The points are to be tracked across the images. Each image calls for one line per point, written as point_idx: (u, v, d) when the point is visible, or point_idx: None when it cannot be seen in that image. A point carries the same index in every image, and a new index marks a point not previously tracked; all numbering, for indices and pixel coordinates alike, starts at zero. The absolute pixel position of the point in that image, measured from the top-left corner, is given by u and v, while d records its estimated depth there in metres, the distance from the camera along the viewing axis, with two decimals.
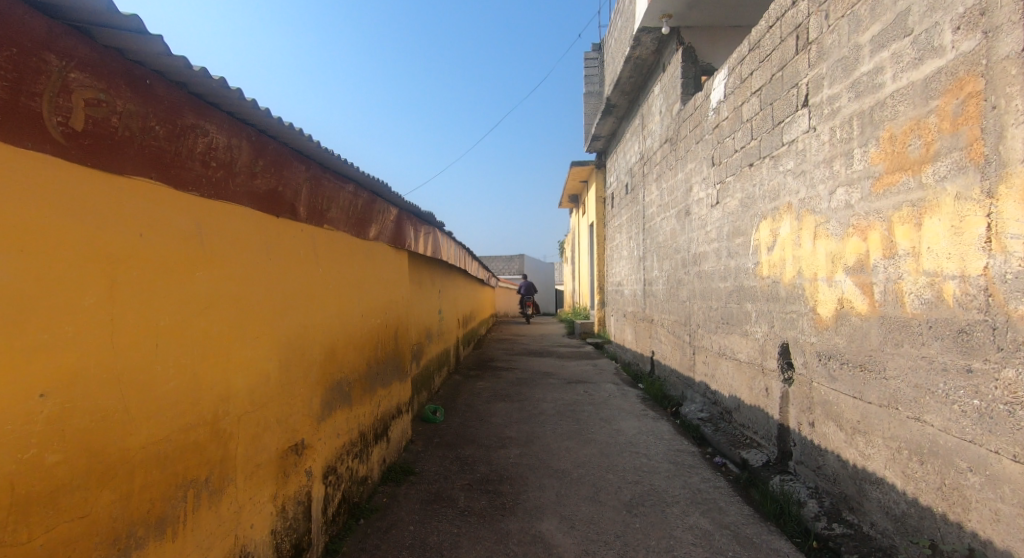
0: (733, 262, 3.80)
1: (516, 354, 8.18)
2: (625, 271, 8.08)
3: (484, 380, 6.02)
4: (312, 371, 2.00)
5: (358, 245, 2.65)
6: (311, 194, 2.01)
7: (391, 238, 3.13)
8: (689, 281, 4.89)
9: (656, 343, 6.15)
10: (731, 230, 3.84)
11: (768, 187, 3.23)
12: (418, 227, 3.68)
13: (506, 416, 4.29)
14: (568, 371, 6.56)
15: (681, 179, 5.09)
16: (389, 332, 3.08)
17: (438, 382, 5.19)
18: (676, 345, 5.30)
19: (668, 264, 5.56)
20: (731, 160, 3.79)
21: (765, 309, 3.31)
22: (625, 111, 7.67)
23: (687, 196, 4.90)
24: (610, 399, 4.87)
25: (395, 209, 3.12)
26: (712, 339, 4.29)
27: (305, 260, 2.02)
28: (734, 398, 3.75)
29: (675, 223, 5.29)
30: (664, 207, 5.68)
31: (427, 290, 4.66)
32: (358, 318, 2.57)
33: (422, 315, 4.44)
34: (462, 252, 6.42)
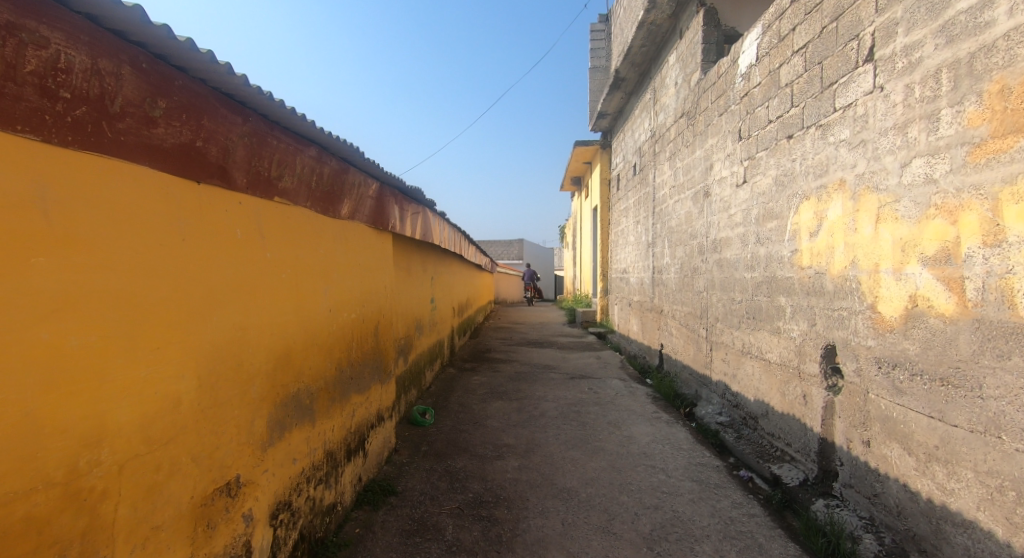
0: (763, 249, 3.34)
1: (515, 345, 7.74)
2: (631, 258, 7.62)
3: (480, 374, 5.60)
4: (255, 385, 1.56)
5: (326, 224, 2.19)
6: (253, 155, 1.55)
7: (369, 217, 2.66)
8: (706, 270, 4.44)
9: (666, 336, 5.71)
10: (761, 213, 3.38)
11: (813, 163, 2.77)
12: (404, 206, 3.21)
13: (503, 419, 3.86)
14: (571, 364, 6.13)
15: (699, 157, 4.60)
16: (367, 328, 2.63)
17: (429, 377, 4.76)
18: (690, 339, 4.86)
19: (682, 251, 5.11)
20: (764, 132, 3.32)
21: (803, 304, 2.87)
22: (635, 86, 7.16)
23: (706, 175, 4.43)
24: (618, 399, 4.45)
25: (375, 183, 2.64)
26: (733, 336, 3.86)
27: (246, 241, 1.56)
28: (761, 403, 3.32)
29: (692, 205, 4.82)
30: (679, 188, 5.20)
31: (416, 277, 4.20)
32: (327, 312, 2.13)
33: (410, 306, 3.99)
34: (457, 236, 5.96)
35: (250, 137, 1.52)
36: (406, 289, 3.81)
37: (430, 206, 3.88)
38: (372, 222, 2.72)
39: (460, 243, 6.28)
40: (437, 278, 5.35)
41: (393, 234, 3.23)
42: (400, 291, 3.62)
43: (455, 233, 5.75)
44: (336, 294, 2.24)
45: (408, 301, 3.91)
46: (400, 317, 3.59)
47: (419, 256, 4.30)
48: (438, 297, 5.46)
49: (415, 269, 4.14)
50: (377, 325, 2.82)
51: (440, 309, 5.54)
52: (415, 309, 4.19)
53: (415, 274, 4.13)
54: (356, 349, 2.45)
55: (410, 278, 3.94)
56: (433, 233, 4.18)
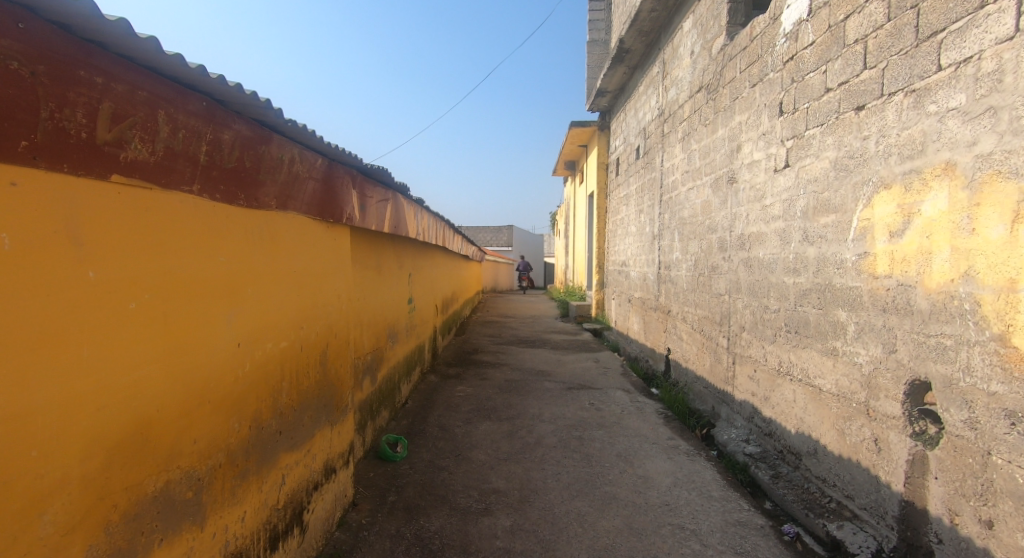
0: (815, 249, 2.71)
1: (505, 344, 7.10)
2: (633, 251, 6.99)
3: (466, 382, 4.96)
4: (41, 509, 0.89)
5: (241, 218, 1.52)
6: (41, 95, 0.88)
7: (311, 205, 1.97)
8: (730, 271, 3.82)
9: (675, 342, 5.11)
10: (812, 206, 2.75)
11: (897, 141, 2.13)
12: (367, 191, 2.53)
13: (492, 449, 3.24)
14: (567, 370, 5.52)
15: (722, 137, 3.96)
16: (313, 355, 1.97)
17: (405, 391, 4.11)
18: (706, 348, 4.26)
19: (697, 245, 4.49)
20: (818, 104, 2.68)
21: (874, 324, 2.26)
22: (640, 59, 6.49)
23: (732, 158, 3.79)
24: (625, 418, 3.85)
25: (317, 158, 1.95)
26: (766, 351, 3.26)
27: (33, 255, 0.89)
28: (807, 438, 2.72)
29: (711, 194, 4.19)
30: (695, 174, 4.56)
31: (387, 275, 3.55)
32: (237, 347, 1.46)
33: (379, 310, 3.33)
34: (438, 225, 5.30)
35: (32, 63, 0.85)
36: (373, 294, 3.14)
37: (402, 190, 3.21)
38: (320, 213, 2.05)
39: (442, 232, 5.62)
40: (416, 273, 4.69)
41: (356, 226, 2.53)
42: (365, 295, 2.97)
43: (435, 222, 5.09)
44: (257, 318, 1.58)
45: (376, 304, 3.25)
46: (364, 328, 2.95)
47: (391, 250, 3.63)
48: (418, 295, 4.81)
49: (386, 266, 3.48)
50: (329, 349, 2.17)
51: (420, 308, 4.90)
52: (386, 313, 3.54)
53: (384, 271, 3.47)
54: (292, 389, 1.80)
55: (378, 277, 3.28)
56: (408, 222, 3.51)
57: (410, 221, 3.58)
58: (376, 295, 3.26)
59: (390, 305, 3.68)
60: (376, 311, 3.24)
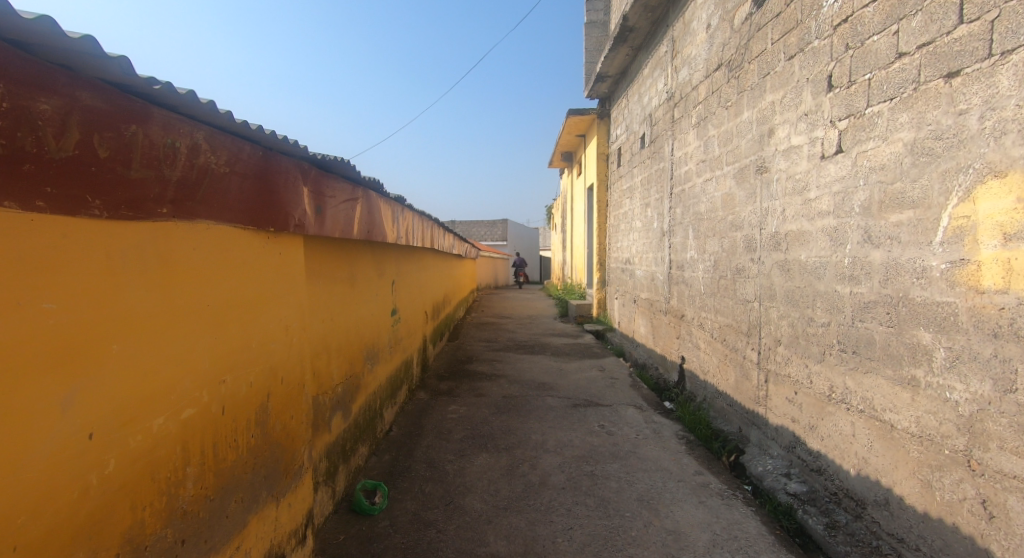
0: (882, 254, 2.22)
1: (502, 351, 6.60)
2: (638, 248, 6.49)
3: (460, 400, 4.46)
4: None
5: (99, 236, 1.01)
6: None
7: (236, 208, 1.44)
8: (760, 275, 3.33)
9: (691, 352, 4.62)
10: (877, 201, 2.25)
11: (1014, 115, 1.63)
12: (327, 189, 2.02)
13: (489, 493, 2.73)
14: (571, 382, 5.03)
15: (749, 121, 3.46)
16: (248, 411, 1.48)
17: (389, 416, 3.60)
18: (730, 361, 3.78)
19: (718, 244, 4.00)
20: (886, 73, 2.18)
21: (977, 351, 1.76)
22: (644, 39, 5.97)
23: (762, 145, 3.28)
24: (642, 446, 3.36)
25: (239, 144, 1.42)
26: (810, 371, 2.77)
27: None
28: (875, 484, 2.23)
29: (735, 186, 3.68)
30: (714, 163, 4.06)
31: (362, 286, 3.05)
32: (81, 438, 0.95)
33: (352, 329, 2.83)
34: (424, 224, 4.79)
35: None
36: (342, 312, 2.64)
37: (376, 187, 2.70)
38: (256, 221, 1.55)
39: (429, 232, 5.11)
40: (401, 279, 4.18)
41: (317, 233, 2.00)
42: (332, 315, 2.47)
43: (420, 222, 4.58)
44: (135, 381, 1.08)
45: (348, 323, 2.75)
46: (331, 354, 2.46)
47: (366, 257, 3.12)
48: (404, 303, 4.31)
49: (359, 277, 2.98)
50: (277, 396, 1.67)
51: (407, 319, 4.39)
52: (362, 331, 3.04)
53: (358, 282, 2.96)
54: (211, 467, 1.30)
55: (349, 290, 2.78)
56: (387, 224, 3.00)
57: (390, 223, 3.07)
58: (348, 312, 2.76)
59: (369, 320, 3.17)
60: (348, 331, 2.75)
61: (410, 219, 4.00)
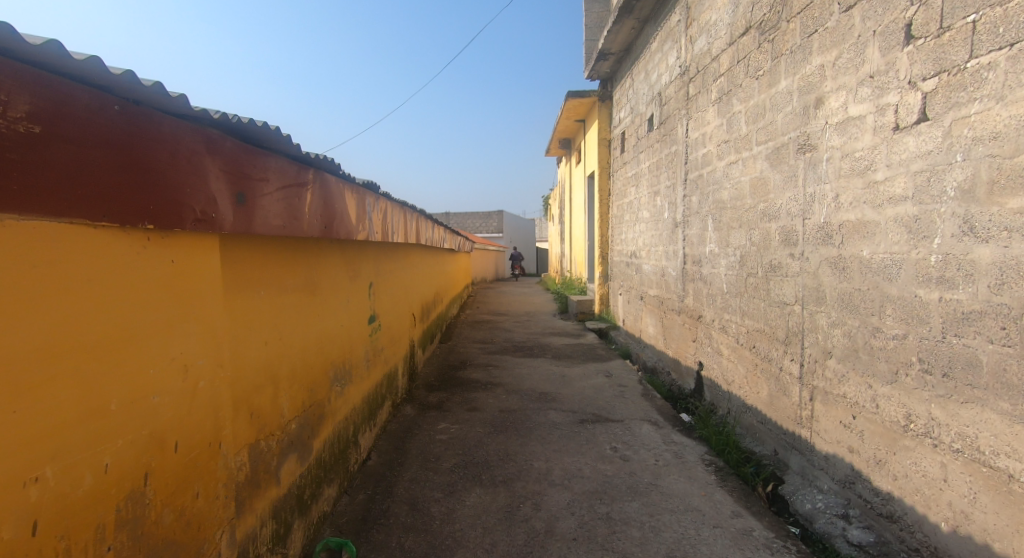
0: (992, 251, 1.71)
1: (498, 355, 6.09)
2: (646, 241, 5.98)
3: (450, 416, 3.96)
4: None
5: None
6: None
7: (70, 194, 0.92)
8: (802, 273, 2.83)
9: (711, 359, 4.13)
10: (985, 182, 1.73)
11: None
12: (257, 171, 1.51)
13: (483, 549, 2.22)
14: (576, 391, 4.54)
15: (788, 91, 2.94)
16: (100, 513, 0.99)
17: (366, 443, 3.09)
18: (762, 372, 3.29)
19: (746, 237, 3.51)
20: (1002, 10, 1.66)
21: None
22: (653, 10, 5.44)
23: (807, 119, 2.77)
24: (664, 476, 2.87)
25: (59, 90, 0.90)
26: (874, 393, 2.28)
27: None
28: (979, 548, 1.74)
29: (769, 170, 3.17)
30: (741, 143, 3.55)
31: (326, 293, 2.54)
32: None
33: (313, 346, 2.33)
34: (406, 215, 4.27)
35: None
36: (296, 328, 2.15)
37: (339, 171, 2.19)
38: (118, 217, 1.02)
39: (413, 224, 4.59)
40: (380, 280, 3.68)
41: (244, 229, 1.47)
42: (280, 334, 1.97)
43: (402, 212, 4.06)
44: None
45: (305, 340, 2.24)
46: (280, 382, 1.96)
47: (331, 256, 2.61)
48: (385, 307, 3.80)
49: (322, 282, 2.47)
50: (172, 471, 1.17)
51: (389, 324, 3.90)
52: (328, 347, 2.53)
53: (320, 288, 2.46)
54: None
55: (307, 299, 2.27)
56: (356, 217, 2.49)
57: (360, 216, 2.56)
58: (306, 326, 2.25)
59: (337, 333, 2.67)
60: (306, 350, 2.24)
61: (388, 211, 3.48)
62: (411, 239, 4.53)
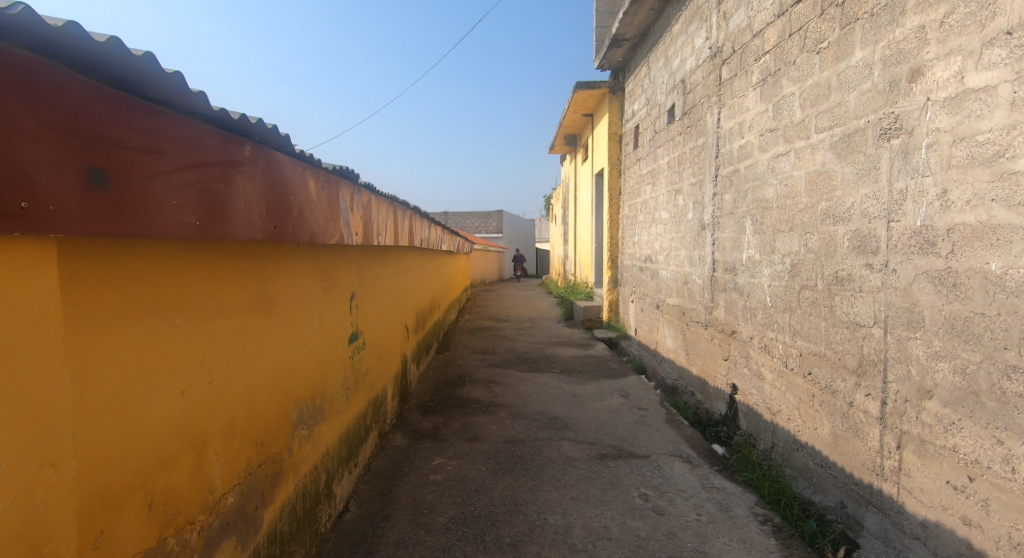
0: None
1: (501, 369, 5.54)
2: (665, 245, 5.43)
3: (447, 449, 3.41)
4: None
5: None
6: None
7: None
8: (885, 290, 2.29)
9: (749, 382, 3.59)
10: None
11: None
12: (141, 138, 0.98)
13: None
14: (591, 417, 4.01)
15: (866, 64, 2.40)
16: None
17: (343, 491, 2.54)
18: (821, 405, 2.76)
19: (800, 242, 2.97)
20: None
21: None
22: None
23: (895, 97, 2.23)
24: (711, 538, 2.34)
25: None
26: (1005, 453, 1.73)
27: None
28: None
29: (836, 162, 2.63)
30: (794, 131, 3.01)
31: (289, 310, 2.01)
32: None
33: (269, 381, 1.80)
34: (399, 212, 3.72)
35: None
36: (243, 360, 1.62)
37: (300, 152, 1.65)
38: None
39: (405, 225, 4.04)
40: (365, 289, 3.14)
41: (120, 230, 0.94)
42: (211, 373, 1.43)
43: (394, 209, 3.52)
44: None
45: (257, 374, 1.71)
46: (212, 441, 1.42)
47: (297, 264, 2.08)
48: (371, 320, 3.26)
49: (282, 296, 1.94)
50: None
51: (376, 340, 3.36)
52: (292, 379, 2.00)
53: (281, 305, 1.92)
54: None
55: (261, 321, 1.74)
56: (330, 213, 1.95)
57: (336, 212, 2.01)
58: (258, 356, 1.72)
59: (305, 359, 2.14)
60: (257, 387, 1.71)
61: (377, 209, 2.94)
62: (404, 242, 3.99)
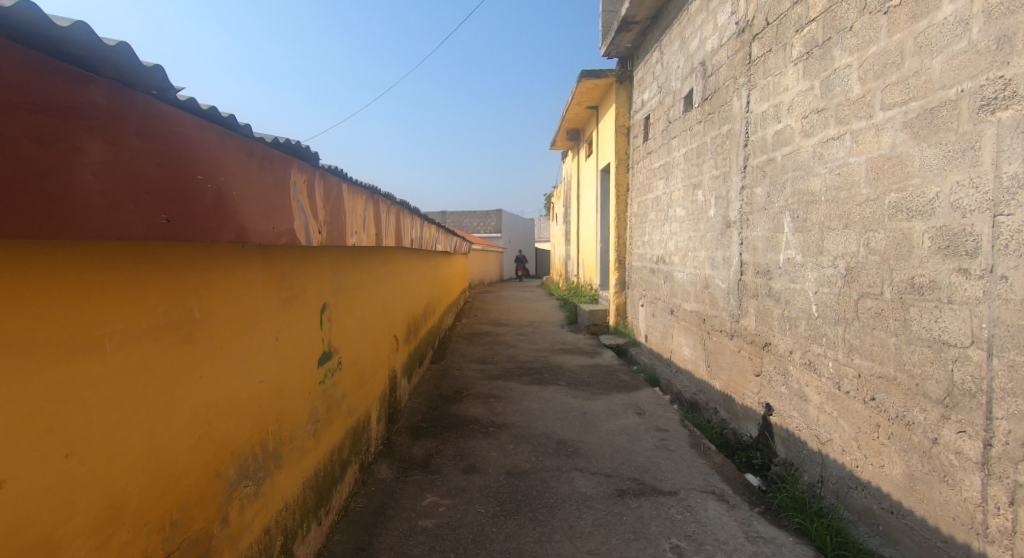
0: None
1: (501, 382, 5.07)
2: (683, 245, 4.96)
3: (441, 484, 2.94)
4: None
5: None
6: None
7: None
8: (988, 302, 1.82)
9: (789, 403, 3.12)
10: None
11: None
12: None
13: None
14: (605, 441, 3.54)
15: (958, 19, 1.93)
16: None
17: (307, 551, 2.07)
18: (889, 439, 2.29)
19: (857, 242, 2.50)
20: None
21: None
22: None
23: (1004, 57, 1.76)
24: None
25: None
26: None
27: None
28: None
29: (912, 144, 2.16)
30: (850, 110, 2.54)
31: (228, 332, 1.53)
32: None
33: (190, 433, 1.33)
34: (388, 209, 3.24)
35: None
36: (139, 412, 1.14)
37: (225, 118, 1.18)
38: None
39: (395, 224, 3.56)
40: (342, 299, 2.67)
41: None
42: (69, 441, 0.97)
43: (382, 205, 3.04)
44: None
45: (166, 428, 1.24)
46: (67, 544, 0.96)
47: (240, 272, 1.61)
48: (350, 334, 2.79)
49: (215, 316, 1.46)
50: None
51: (358, 358, 2.89)
52: (230, 423, 1.53)
53: (212, 328, 1.45)
54: None
55: (174, 353, 1.27)
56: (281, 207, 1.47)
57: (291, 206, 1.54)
58: (169, 401, 1.26)
59: (252, 394, 1.67)
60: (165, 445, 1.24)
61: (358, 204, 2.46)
62: (394, 242, 3.52)
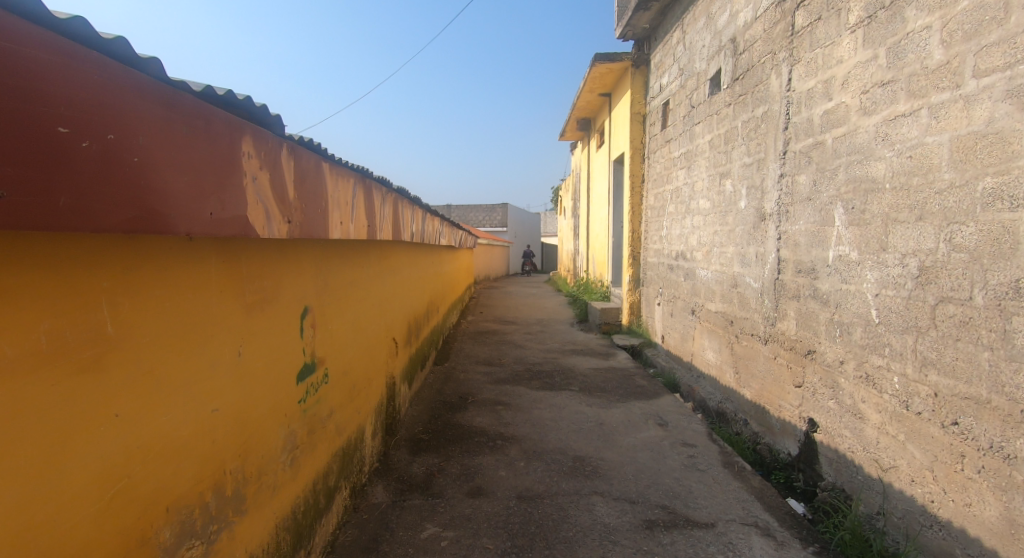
0: None
1: (509, 387, 4.71)
2: (709, 240, 4.57)
3: (442, 511, 2.59)
4: None
5: None
6: None
7: None
8: None
9: (840, 421, 2.74)
10: None
11: None
12: None
13: None
14: (627, 459, 3.19)
15: None
16: None
17: None
18: (978, 474, 1.91)
19: (936, 236, 2.12)
20: None
21: None
22: None
23: None
24: None
25: None
26: None
27: None
28: None
29: (1019, 117, 1.77)
30: (928, 79, 2.15)
31: (165, 351, 1.18)
32: None
33: (95, 494, 0.99)
34: (387, 200, 2.86)
35: None
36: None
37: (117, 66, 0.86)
38: None
39: (395, 215, 3.18)
40: (329, 301, 2.31)
41: None
42: None
43: (379, 193, 2.67)
44: None
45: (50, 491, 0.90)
46: None
47: (184, 273, 1.25)
48: (341, 340, 2.44)
49: (142, 330, 1.11)
50: None
51: (349, 367, 2.54)
52: (167, 468, 1.18)
53: (139, 347, 1.10)
54: None
55: (68, 387, 0.93)
56: (220, 187, 1.12)
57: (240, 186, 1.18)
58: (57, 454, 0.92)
59: (203, 426, 1.32)
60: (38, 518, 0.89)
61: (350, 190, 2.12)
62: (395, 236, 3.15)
